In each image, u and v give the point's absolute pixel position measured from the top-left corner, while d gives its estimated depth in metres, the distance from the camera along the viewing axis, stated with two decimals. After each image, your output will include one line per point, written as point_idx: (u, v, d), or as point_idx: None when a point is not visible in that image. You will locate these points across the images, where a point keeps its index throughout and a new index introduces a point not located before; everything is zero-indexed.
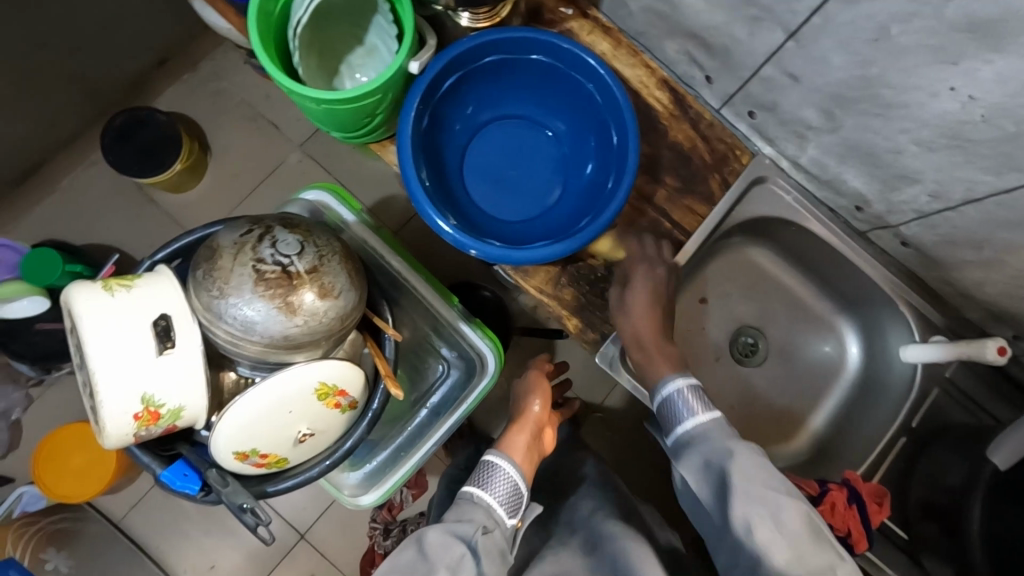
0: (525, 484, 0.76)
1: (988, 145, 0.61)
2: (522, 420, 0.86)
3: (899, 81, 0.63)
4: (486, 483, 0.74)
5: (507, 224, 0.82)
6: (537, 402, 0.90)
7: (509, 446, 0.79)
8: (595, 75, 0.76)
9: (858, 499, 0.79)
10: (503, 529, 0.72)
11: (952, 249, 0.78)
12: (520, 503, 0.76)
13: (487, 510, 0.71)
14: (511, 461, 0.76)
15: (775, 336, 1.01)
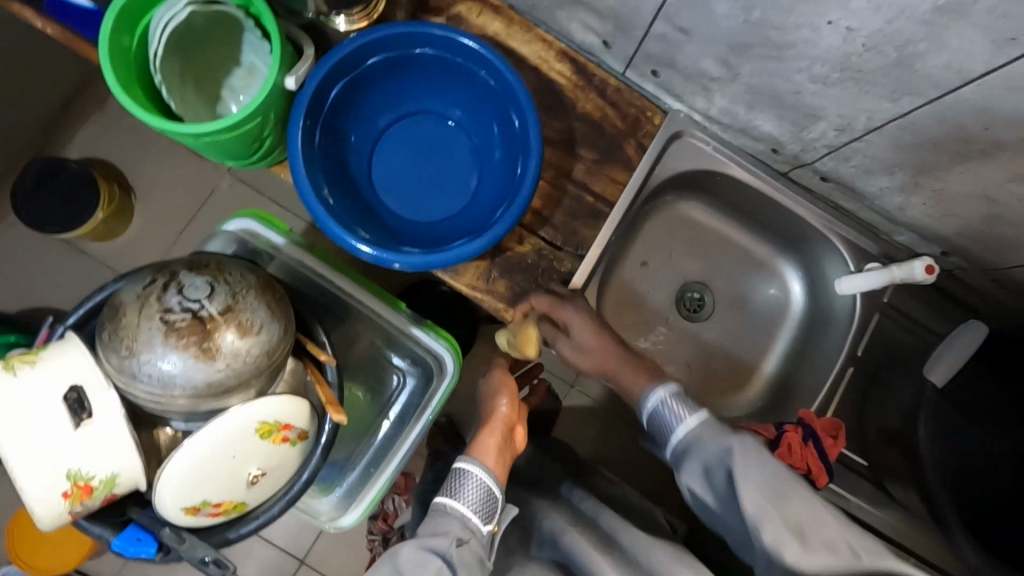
0: (499, 489, 0.76)
1: (877, 73, 0.60)
2: (491, 421, 0.83)
3: (781, 21, 0.61)
4: (457, 491, 0.74)
5: (426, 229, 0.79)
6: (505, 399, 0.88)
7: (478, 453, 0.77)
8: (483, 60, 0.74)
9: (812, 435, 0.81)
10: (481, 539, 0.72)
11: (869, 178, 0.78)
12: (495, 508, 0.75)
13: (462, 522, 0.71)
14: (484, 469, 0.75)
15: (720, 287, 1.01)
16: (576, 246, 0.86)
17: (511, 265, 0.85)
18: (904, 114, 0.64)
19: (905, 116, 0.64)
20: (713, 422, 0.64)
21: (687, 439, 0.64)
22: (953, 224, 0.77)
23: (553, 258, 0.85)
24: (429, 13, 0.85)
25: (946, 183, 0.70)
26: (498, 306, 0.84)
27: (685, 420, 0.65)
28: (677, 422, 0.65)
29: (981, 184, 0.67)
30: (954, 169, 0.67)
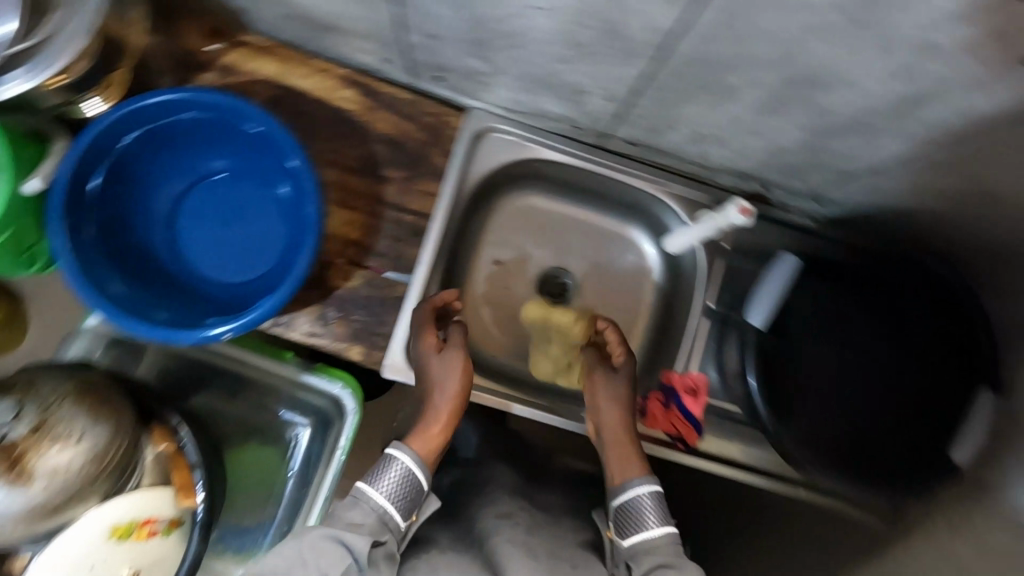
0: (426, 481, 0.67)
1: (599, 45, 0.59)
2: (443, 416, 0.71)
3: (495, 14, 0.60)
4: (377, 478, 0.65)
5: (235, 293, 0.77)
6: (456, 383, 0.74)
7: (421, 446, 0.69)
8: (237, 111, 0.71)
9: (673, 397, 0.84)
10: (397, 537, 0.64)
11: (661, 136, 0.77)
12: (417, 501, 0.66)
13: (378, 516, 0.62)
14: (419, 464, 0.66)
15: (577, 266, 1.00)
16: (407, 267, 0.85)
17: (345, 301, 0.83)
18: (646, 76, 0.63)
19: (648, 77, 0.63)
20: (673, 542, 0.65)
21: (642, 547, 0.65)
22: (751, 161, 0.77)
23: (386, 284, 0.84)
24: (199, 70, 0.83)
25: (720, 128, 0.70)
26: (341, 344, 0.83)
27: (653, 528, 0.65)
28: (646, 527, 0.66)
29: (745, 124, 0.67)
30: (716, 116, 0.67)
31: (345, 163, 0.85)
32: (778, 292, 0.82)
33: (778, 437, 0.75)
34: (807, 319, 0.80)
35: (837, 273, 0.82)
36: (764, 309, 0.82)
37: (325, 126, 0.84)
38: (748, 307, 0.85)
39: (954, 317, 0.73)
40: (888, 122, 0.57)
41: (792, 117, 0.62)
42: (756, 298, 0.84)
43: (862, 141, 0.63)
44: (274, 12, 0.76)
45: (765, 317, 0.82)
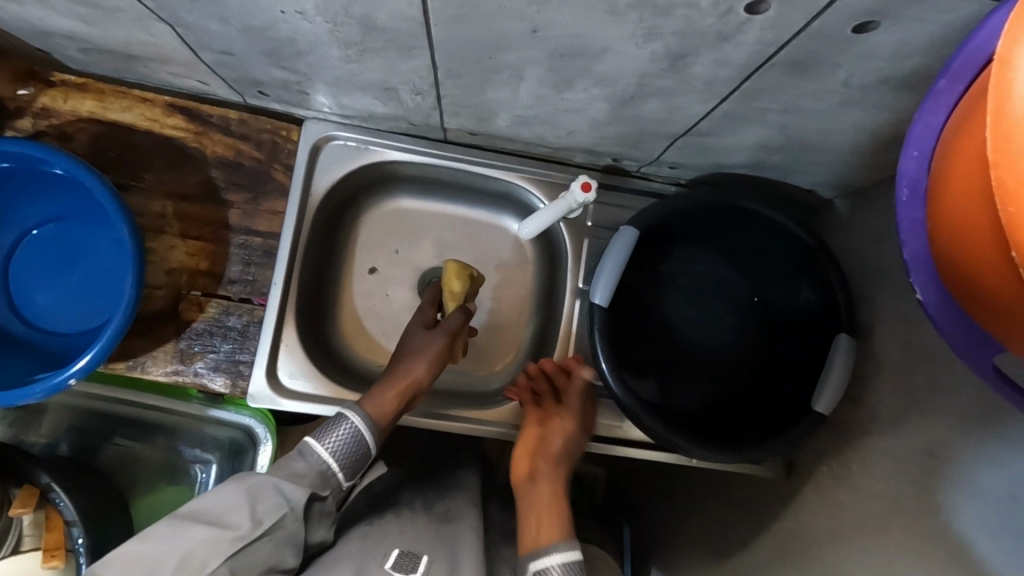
0: (374, 443, 0.71)
1: (369, 39, 0.57)
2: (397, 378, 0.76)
3: (259, 21, 0.57)
4: (324, 433, 0.68)
5: (75, 341, 0.75)
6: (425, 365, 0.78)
7: (374, 406, 0.72)
8: (35, 157, 0.68)
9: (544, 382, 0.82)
10: (336, 494, 0.68)
11: (491, 123, 0.75)
12: (363, 462, 0.70)
13: (320, 470, 0.66)
14: (370, 424, 0.70)
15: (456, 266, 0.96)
16: (262, 291, 0.82)
17: (203, 335, 0.81)
18: (434, 65, 0.61)
19: (437, 66, 0.61)
20: None
21: None
22: (585, 136, 0.75)
23: (243, 311, 0.82)
24: (12, 118, 0.79)
25: (534, 107, 0.68)
26: (203, 380, 0.80)
27: None
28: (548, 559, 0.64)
29: (552, 101, 0.65)
30: (521, 96, 0.65)
31: (183, 193, 0.82)
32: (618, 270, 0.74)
33: (630, 403, 0.70)
34: (675, 283, 0.80)
35: (676, 229, 0.79)
36: (606, 285, 0.74)
37: (156, 157, 0.81)
38: (592, 288, 0.74)
39: (801, 281, 0.77)
40: (669, 82, 0.56)
41: (586, 89, 0.60)
42: (598, 274, 0.75)
43: (661, 104, 0.61)
44: (71, 49, 0.73)
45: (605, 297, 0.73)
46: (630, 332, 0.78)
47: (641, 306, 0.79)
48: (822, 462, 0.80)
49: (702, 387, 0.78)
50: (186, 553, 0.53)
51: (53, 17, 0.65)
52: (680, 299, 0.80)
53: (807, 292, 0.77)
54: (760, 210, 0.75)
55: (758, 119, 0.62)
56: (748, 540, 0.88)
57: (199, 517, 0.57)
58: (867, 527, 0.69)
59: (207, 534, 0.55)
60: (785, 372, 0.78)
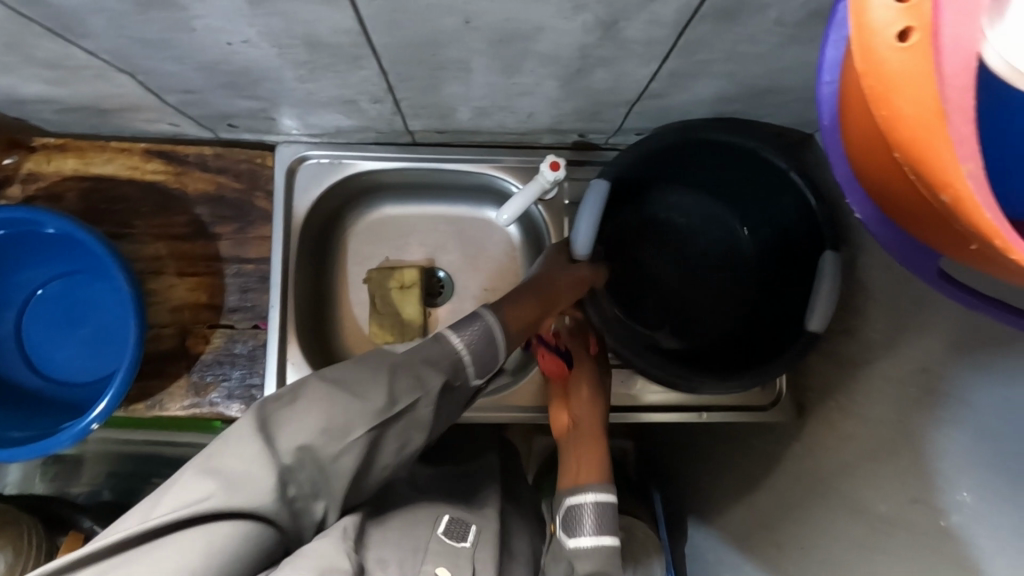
0: (501, 349, 0.69)
1: (316, 57, 0.59)
2: (541, 292, 0.78)
3: (211, 56, 0.60)
4: (455, 326, 0.67)
5: (98, 388, 0.78)
6: (575, 275, 0.80)
7: (514, 312, 0.73)
8: (25, 219, 0.71)
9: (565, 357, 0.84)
10: (463, 389, 0.66)
11: (454, 118, 0.77)
12: (490, 369, 0.69)
13: (454, 358, 0.64)
14: (502, 326, 0.70)
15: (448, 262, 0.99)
16: (264, 315, 0.85)
17: (214, 365, 0.84)
18: (384, 71, 0.63)
19: (386, 71, 0.63)
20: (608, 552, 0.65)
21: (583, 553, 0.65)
22: (546, 116, 0.77)
23: (247, 336, 0.85)
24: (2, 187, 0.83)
25: (490, 96, 0.69)
26: (221, 408, 0.83)
27: (590, 536, 0.66)
28: (582, 535, 0.66)
29: (505, 87, 0.67)
30: (474, 87, 0.67)
31: (175, 234, 0.85)
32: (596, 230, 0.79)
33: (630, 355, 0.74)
34: (686, 219, 0.89)
35: (659, 168, 0.82)
36: (587, 238, 0.79)
37: (143, 203, 0.85)
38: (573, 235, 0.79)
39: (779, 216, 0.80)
40: (609, 50, 0.57)
41: (534, 70, 0.61)
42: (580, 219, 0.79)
43: (609, 72, 0.62)
44: (46, 111, 0.77)
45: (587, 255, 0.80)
46: (632, 277, 0.88)
47: (653, 247, 0.88)
48: (832, 399, 0.81)
49: (722, 307, 0.86)
50: (331, 415, 0.55)
51: (21, 83, 0.68)
52: (698, 232, 0.88)
53: (789, 206, 0.77)
54: (751, 139, 0.73)
55: (706, 71, 0.62)
56: (775, 486, 0.89)
57: (325, 387, 0.57)
58: (879, 456, 0.70)
59: (340, 404, 0.56)
60: (787, 281, 0.81)
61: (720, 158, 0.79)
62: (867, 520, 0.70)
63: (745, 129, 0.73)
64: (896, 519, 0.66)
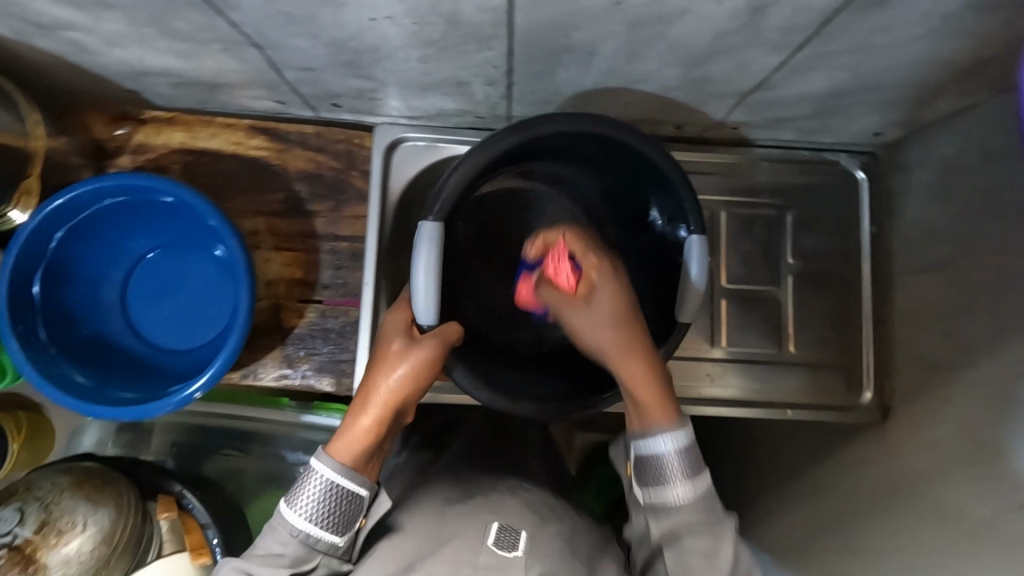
0: (357, 491, 0.61)
1: (449, 36, 0.60)
2: (376, 401, 0.63)
3: (345, 32, 0.61)
4: (292, 493, 0.60)
5: (197, 354, 0.80)
6: (404, 372, 0.63)
7: (345, 448, 0.60)
8: (145, 188, 0.73)
9: None
10: (326, 558, 0.60)
11: (558, 105, 0.78)
12: (353, 516, 0.61)
13: (298, 539, 0.59)
14: (344, 473, 0.60)
15: None
16: (354, 292, 0.87)
17: (305, 339, 0.86)
18: (508, 53, 0.63)
19: (511, 53, 0.63)
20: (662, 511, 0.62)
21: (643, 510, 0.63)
22: (651, 105, 0.77)
23: (337, 312, 0.86)
24: (113, 156, 0.86)
25: (604, 82, 0.70)
26: (311, 380, 0.85)
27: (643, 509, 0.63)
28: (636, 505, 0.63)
29: (623, 74, 0.67)
30: (591, 73, 0.67)
31: (273, 209, 0.87)
32: (440, 283, 0.68)
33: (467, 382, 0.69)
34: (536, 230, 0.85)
35: (537, 148, 0.74)
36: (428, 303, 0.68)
37: (244, 178, 0.87)
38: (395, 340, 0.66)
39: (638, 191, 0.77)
40: (745, 39, 0.58)
41: (660, 56, 0.62)
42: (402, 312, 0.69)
43: (735, 61, 0.62)
44: (162, 85, 0.79)
45: (438, 327, 0.68)
46: (489, 276, 0.85)
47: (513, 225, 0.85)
48: (921, 403, 0.79)
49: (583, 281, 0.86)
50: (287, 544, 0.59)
51: (151, 56, 0.70)
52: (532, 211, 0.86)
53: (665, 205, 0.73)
54: (514, 144, 0.65)
55: (833, 64, 0.62)
56: (845, 485, 0.86)
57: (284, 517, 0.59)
58: (976, 461, 0.67)
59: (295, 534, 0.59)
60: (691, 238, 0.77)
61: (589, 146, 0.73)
62: (958, 524, 0.67)
63: (604, 121, 0.65)
64: (995, 523, 0.62)
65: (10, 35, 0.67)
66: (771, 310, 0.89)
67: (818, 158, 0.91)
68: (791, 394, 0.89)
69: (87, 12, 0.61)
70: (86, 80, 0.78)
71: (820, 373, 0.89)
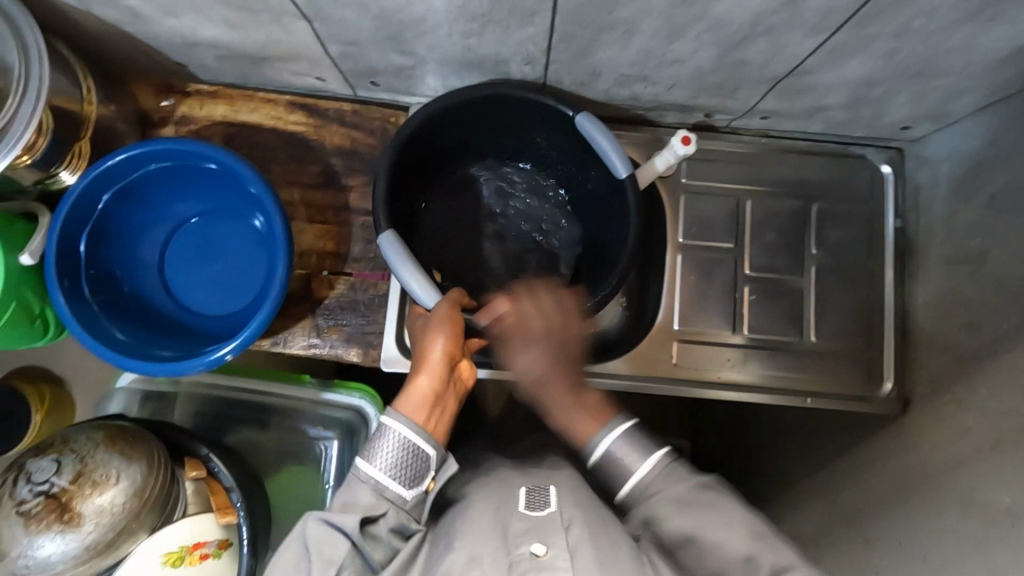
0: (429, 446, 0.61)
1: (495, 10, 0.63)
2: (431, 366, 0.64)
3: (395, 4, 0.63)
4: (370, 449, 0.60)
5: (231, 318, 0.83)
6: (444, 338, 0.66)
7: (410, 405, 0.61)
8: (191, 153, 0.76)
9: None
10: (397, 511, 0.58)
11: (591, 87, 0.80)
12: (427, 467, 0.60)
13: (373, 486, 0.58)
14: (413, 427, 0.60)
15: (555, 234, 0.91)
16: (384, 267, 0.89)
17: (334, 311, 0.88)
18: (550, 30, 0.66)
19: (553, 30, 0.66)
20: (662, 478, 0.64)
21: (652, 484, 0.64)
22: (682, 91, 0.79)
23: (366, 285, 0.88)
24: (156, 126, 0.88)
25: (639, 64, 0.72)
26: (339, 350, 0.87)
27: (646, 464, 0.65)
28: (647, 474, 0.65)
29: (659, 56, 0.69)
30: (629, 53, 0.69)
31: (308, 182, 0.89)
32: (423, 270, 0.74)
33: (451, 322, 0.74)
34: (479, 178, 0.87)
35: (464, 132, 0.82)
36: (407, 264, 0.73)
37: (281, 151, 0.89)
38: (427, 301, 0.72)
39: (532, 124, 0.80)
40: (783, 19, 0.60)
41: (697, 36, 0.64)
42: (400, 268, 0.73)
43: (771, 43, 0.64)
44: (210, 57, 0.82)
45: (445, 295, 0.73)
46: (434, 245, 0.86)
47: (472, 230, 0.90)
48: (942, 393, 0.80)
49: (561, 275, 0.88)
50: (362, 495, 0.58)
51: (205, 26, 0.73)
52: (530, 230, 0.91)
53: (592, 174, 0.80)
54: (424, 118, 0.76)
55: (867, 49, 0.65)
56: (867, 479, 0.86)
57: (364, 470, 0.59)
58: (1001, 449, 0.67)
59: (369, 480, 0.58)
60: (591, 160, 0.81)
61: (495, 118, 0.82)
62: (983, 513, 0.66)
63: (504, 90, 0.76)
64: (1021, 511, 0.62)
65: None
66: (794, 300, 0.90)
67: (844, 151, 0.92)
68: (811, 381, 0.89)
69: None
70: (137, 49, 0.81)
71: (842, 364, 0.89)
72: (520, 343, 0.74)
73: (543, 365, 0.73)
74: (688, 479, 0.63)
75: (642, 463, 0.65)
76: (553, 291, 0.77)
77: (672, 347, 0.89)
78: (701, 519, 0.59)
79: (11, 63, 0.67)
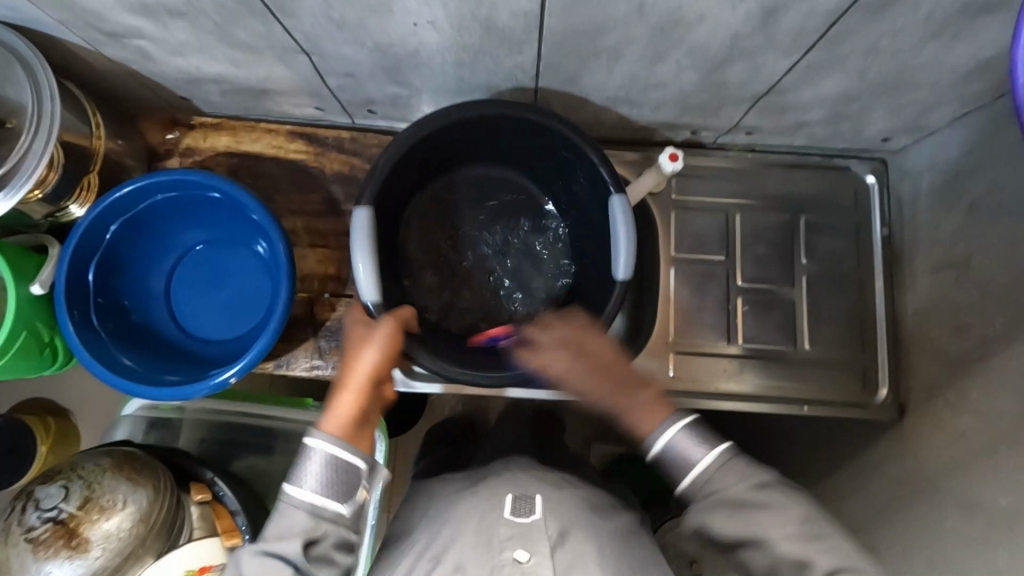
0: (357, 460, 0.61)
1: (484, 41, 0.66)
2: (354, 383, 0.64)
3: (388, 38, 0.67)
4: (299, 474, 0.59)
5: (236, 342, 0.84)
6: (374, 354, 0.66)
7: (337, 422, 0.61)
8: (195, 183, 0.79)
9: None
10: (338, 533, 0.59)
11: (580, 110, 0.83)
12: (356, 478, 0.61)
13: (310, 510, 0.59)
14: (339, 446, 0.60)
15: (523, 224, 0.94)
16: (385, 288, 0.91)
17: (337, 333, 0.89)
18: (538, 58, 0.69)
19: (541, 58, 0.69)
20: (730, 462, 0.62)
21: (710, 481, 0.61)
22: (669, 111, 0.81)
23: None
24: (161, 158, 0.91)
25: (625, 87, 0.75)
26: (341, 372, 0.88)
27: (703, 460, 0.62)
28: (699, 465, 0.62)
29: (643, 79, 0.72)
30: (614, 78, 0.72)
31: (310, 208, 0.92)
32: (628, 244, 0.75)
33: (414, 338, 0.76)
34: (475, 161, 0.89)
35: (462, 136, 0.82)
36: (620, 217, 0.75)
37: (283, 179, 0.92)
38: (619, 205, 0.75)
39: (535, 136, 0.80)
40: (758, 41, 0.63)
41: (678, 59, 0.67)
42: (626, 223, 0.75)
43: (749, 63, 0.67)
44: (213, 92, 0.85)
45: (393, 312, 0.72)
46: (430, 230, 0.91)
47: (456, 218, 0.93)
48: (938, 396, 0.80)
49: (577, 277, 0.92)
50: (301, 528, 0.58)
51: (208, 64, 0.77)
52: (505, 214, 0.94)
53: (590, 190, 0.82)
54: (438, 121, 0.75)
55: (842, 67, 0.68)
56: (869, 488, 0.86)
57: (302, 499, 0.59)
58: (996, 450, 0.68)
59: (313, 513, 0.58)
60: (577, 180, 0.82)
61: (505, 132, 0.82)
62: (982, 515, 0.67)
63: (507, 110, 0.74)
64: (1018, 510, 0.63)
65: (84, 42, 0.73)
66: (787, 310, 0.91)
67: (829, 164, 0.95)
68: (808, 390, 0.90)
69: (157, 20, 0.67)
70: (144, 86, 0.84)
71: (836, 371, 0.91)
72: (542, 363, 0.71)
73: (572, 373, 0.69)
74: (753, 475, 0.61)
75: (702, 454, 0.62)
76: (564, 313, 0.76)
77: (669, 359, 0.90)
78: (757, 521, 0.58)
79: (24, 104, 0.70)
